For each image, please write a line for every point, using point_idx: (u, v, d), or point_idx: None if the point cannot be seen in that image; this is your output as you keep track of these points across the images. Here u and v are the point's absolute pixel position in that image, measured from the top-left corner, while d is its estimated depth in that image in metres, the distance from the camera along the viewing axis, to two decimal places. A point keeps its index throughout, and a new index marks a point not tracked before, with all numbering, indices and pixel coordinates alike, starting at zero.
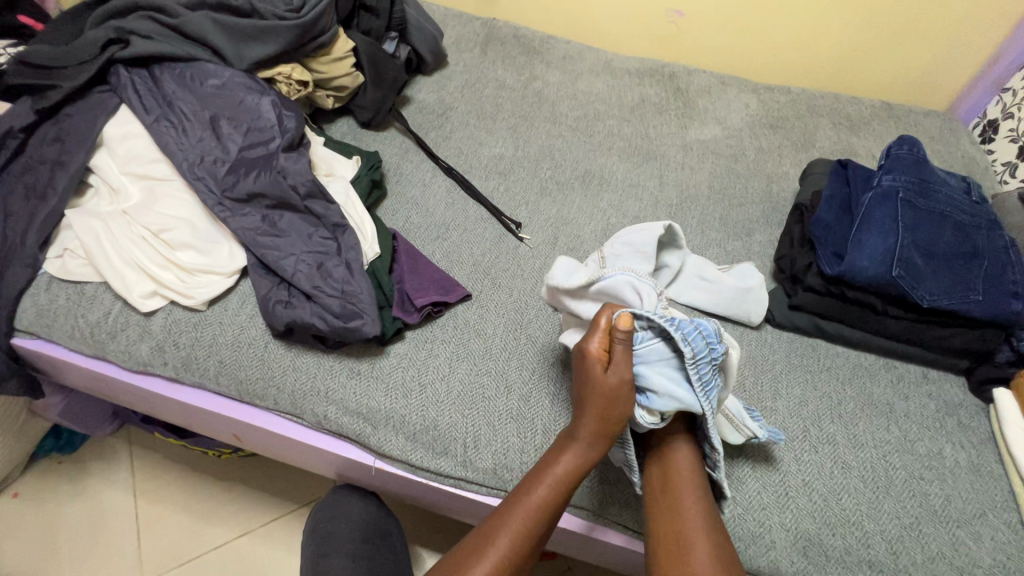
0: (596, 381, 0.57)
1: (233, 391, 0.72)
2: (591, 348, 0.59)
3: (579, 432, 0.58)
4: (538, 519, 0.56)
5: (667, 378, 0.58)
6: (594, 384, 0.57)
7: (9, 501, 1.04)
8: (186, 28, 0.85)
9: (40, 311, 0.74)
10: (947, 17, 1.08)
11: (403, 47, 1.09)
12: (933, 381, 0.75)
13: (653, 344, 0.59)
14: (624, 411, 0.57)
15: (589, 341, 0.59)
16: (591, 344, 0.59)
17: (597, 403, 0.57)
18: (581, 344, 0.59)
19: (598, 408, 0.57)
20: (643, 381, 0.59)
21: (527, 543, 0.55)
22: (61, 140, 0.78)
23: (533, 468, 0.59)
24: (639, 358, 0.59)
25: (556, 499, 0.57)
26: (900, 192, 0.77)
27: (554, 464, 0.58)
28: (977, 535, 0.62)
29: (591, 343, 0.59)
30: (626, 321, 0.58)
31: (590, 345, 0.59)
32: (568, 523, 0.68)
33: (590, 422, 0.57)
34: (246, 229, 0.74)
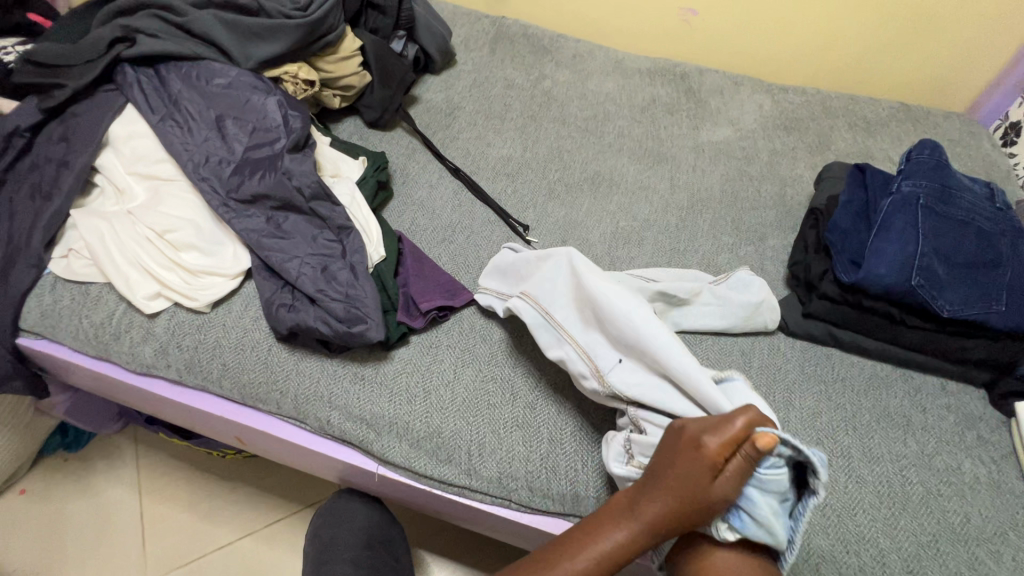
0: (693, 479, 0.50)
1: (236, 394, 0.71)
2: (710, 448, 0.49)
3: (648, 517, 0.52)
4: None
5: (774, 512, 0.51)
6: (690, 479, 0.50)
7: (16, 498, 1.04)
8: (192, 26, 0.84)
9: (44, 311, 0.74)
10: (969, 16, 1.05)
11: (411, 46, 1.08)
12: (951, 393, 0.73)
13: (781, 474, 0.50)
14: (705, 517, 0.50)
15: (708, 437, 0.50)
16: (712, 442, 0.49)
17: (683, 498, 0.50)
18: (702, 436, 0.50)
19: (680, 505, 0.50)
20: (750, 505, 0.51)
21: None
22: (66, 139, 0.78)
23: (583, 528, 0.55)
24: (758, 482, 0.51)
25: (597, 573, 0.52)
26: (920, 198, 0.74)
27: (608, 533, 0.53)
28: (998, 555, 0.60)
29: (710, 440, 0.50)
30: (768, 444, 0.47)
31: (707, 441, 0.50)
32: None
33: (663, 512, 0.51)
34: (250, 231, 0.73)
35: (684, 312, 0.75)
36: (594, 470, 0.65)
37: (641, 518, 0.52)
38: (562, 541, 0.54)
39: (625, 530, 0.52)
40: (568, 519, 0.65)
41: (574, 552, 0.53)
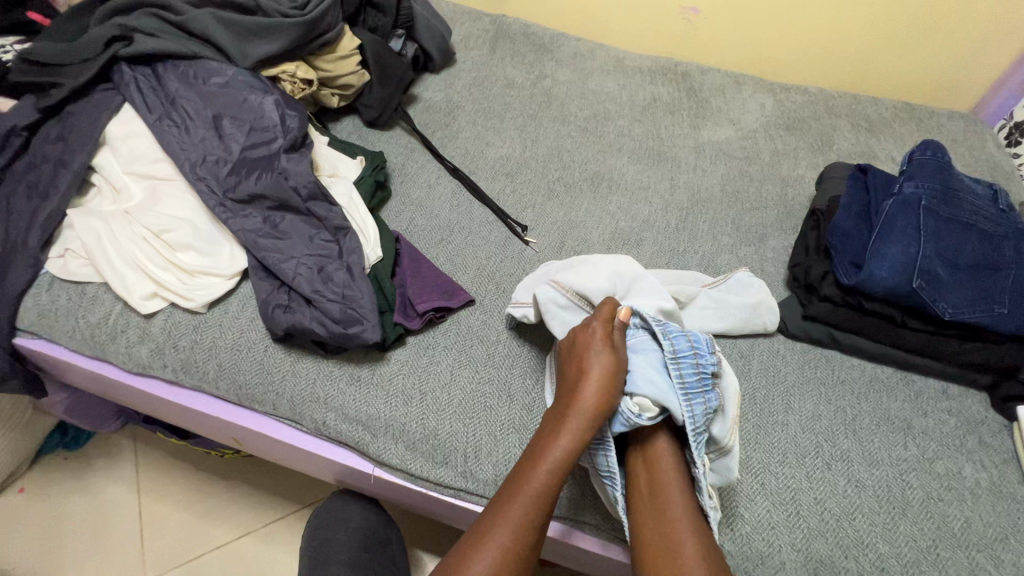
0: (596, 365, 0.61)
1: (232, 395, 0.71)
2: (596, 329, 0.63)
3: (573, 413, 0.59)
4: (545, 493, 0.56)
5: (647, 368, 0.62)
6: (593, 359, 0.61)
7: (15, 496, 1.05)
8: (190, 25, 0.84)
9: (41, 311, 0.74)
10: (975, 15, 1.03)
11: (410, 45, 1.07)
12: (953, 397, 0.73)
13: (643, 338, 0.65)
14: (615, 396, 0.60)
15: (591, 325, 0.64)
16: (593, 325, 0.64)
17: (594, 383, 0.60)
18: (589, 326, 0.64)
19: (599, 390, 0.59)
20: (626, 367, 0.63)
21: (533, 514, 0.55)
22: (63, 138, 0.77)
23: (535, 442, 0.59)
24: (631, 349, 0.65)
25: (561, 472, 0.57)
26: (923, 199, 0.73)
27: (557, 434, 0.58)
28: (999, 561, 0.59)
29: (592, 325, 0.64)
30: (626, 313, 0.66)
31: (591, 327, 0.64)
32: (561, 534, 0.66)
33: (591, 395, 0.59)
34: (247, 231, 0.73)
35: (681, 316, 0.74)
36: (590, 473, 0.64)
37: (568, 418, 0.59)
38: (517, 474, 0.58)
39: (562, 435, 0.58)
40: (562, 522, 0.65)
41: (529, 475, 0.56)
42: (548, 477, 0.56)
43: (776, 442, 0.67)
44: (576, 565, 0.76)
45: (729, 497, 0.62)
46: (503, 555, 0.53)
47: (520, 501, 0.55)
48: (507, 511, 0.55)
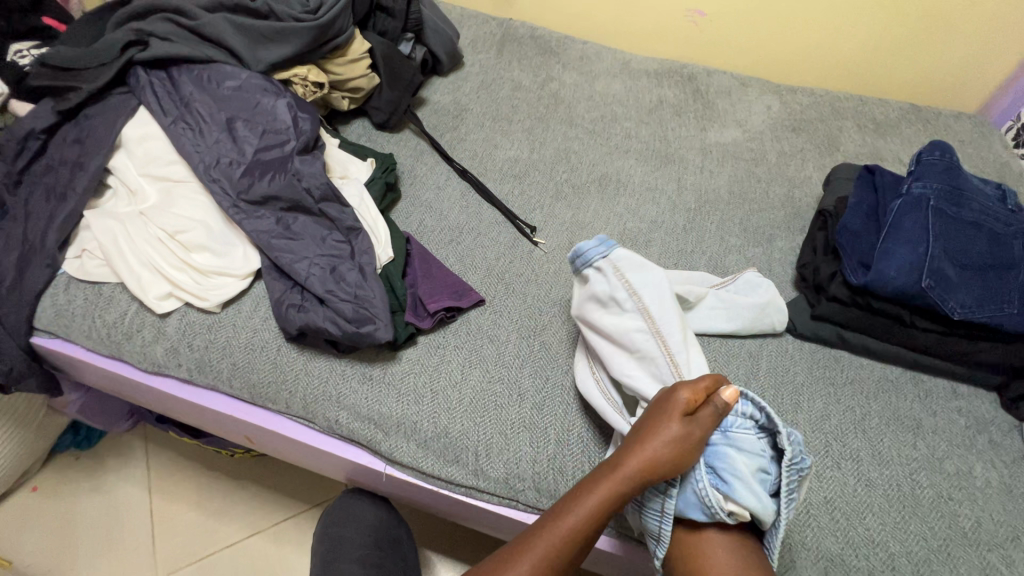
0: (664, 430, 0.55)
1: (246, 394, 0.72)
2: (680, 400, 0.56)
3: (624, 468, 0.55)
4: (568, 547, 0.54)
5: (750, 475, 0.56)
6: (663, 427, 0.55)
7: (28, 495, 1.06)
8: (204, 29, 0.85)
9: (58, 311, 0.75)
10: (981, 16, 1.04)
11: (418, 48, 1.08)
12: (962, 397, 0.73)
13: (749, 436, 0.58)
14: (678, 469, 0.55)
15: (678, 394, 0.56)
16: (680, 395, 0.56)
17: (656, 447, 0.55)
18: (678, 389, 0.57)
19: (660, 453, 0.55)
20: (728, 464, 0.57)
21: (549, 564, 0.54)
22: (80, 141, 0.79)
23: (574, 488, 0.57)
24: (731, 441, 0.58)
25: (588, 529, 0.55)
26: (931, 200, 0.74)
27: (593, 488, 0.55)
28: (1010, 560, 0.60)
29: (681, 393, 0.56)
30: (733, 397, 0.57)
31: (680, 395, 0.56)
32: None
33: (642, 463, 0.55)
34: (260, 231, 0.73)
35: (690, 314, 0.75)
36: None
37: (618, 471, 0.55)
38: (552, 510, 0.57)
39: (606, 485, 0.55)
40: None
41: (563, 516, 0.55)
42: (584, 524, 0.54)
43: None
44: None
45: None
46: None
47: (548, 540, 0.54)
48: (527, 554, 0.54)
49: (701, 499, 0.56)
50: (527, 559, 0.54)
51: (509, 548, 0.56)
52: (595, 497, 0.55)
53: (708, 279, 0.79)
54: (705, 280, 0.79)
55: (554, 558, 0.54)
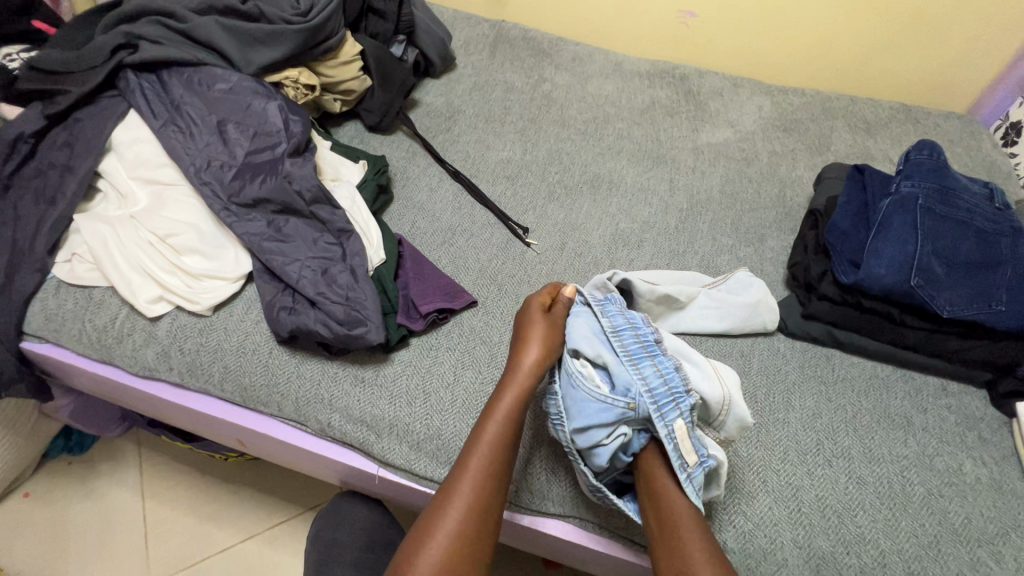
0: (534, 330, 0.66)
1: (237, 397, 0.72)
2: (535, 300, 0.70)
3: (520, 368, 0.63)
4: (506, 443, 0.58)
5: (589, 334, 0.65)
6: (534, 319, 0.67)
7: (20, 501, 1.05)
8: (194, 32, 0.85)
9: (48, 315, 0.75)
10: (970, 16, 1.04)
11: (410, 50, 1.08)
12: (952, 394, 0.73)
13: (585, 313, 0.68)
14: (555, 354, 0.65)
15: (532, 299, 0.70)
16: (533, 297, 0.70)
17: (534, 342, 0.65)
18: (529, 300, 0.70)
19: (539, 346, 0.64)
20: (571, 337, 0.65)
21: (493, 461, 0.57)
22: (70, 145, 0.79)
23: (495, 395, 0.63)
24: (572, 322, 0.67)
25: (517, 420, 0.60)
26: (919, 199, 0.74)
27: (511, 384, 0.62)
28: (1000, 556, 0.60)
29: (535, 297, 0.70)
30: (570, 292, 0.72)
31: (534, 297, 0.70)
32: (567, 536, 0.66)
33: (538, 350, 0.64)
34: (251, 234, 0.73)
35: (682, 315, 0.75)
36: None
37: (514, 375, 0.63)
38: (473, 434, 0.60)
39: (512, 389, 0.61)
40: (562, 519, 0.65)
41: (485, 431, 0.59)
42: (505, 432, 0.59)
43: (776, 441, 0.67)
44: (569, 562, 0.76)
45: (732, 495, 0.63)
46: (469, 511, 0.54)
47: (479, 457, 0.57)
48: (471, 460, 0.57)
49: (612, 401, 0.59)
50: (467, 486, 0.55)
51: (446, 485, 0.57)
52: (506, 403, 0.60)
53: (699, 278, 0.79)
54: (696, 280, 0.79)
55: (491, 473, 0.56)
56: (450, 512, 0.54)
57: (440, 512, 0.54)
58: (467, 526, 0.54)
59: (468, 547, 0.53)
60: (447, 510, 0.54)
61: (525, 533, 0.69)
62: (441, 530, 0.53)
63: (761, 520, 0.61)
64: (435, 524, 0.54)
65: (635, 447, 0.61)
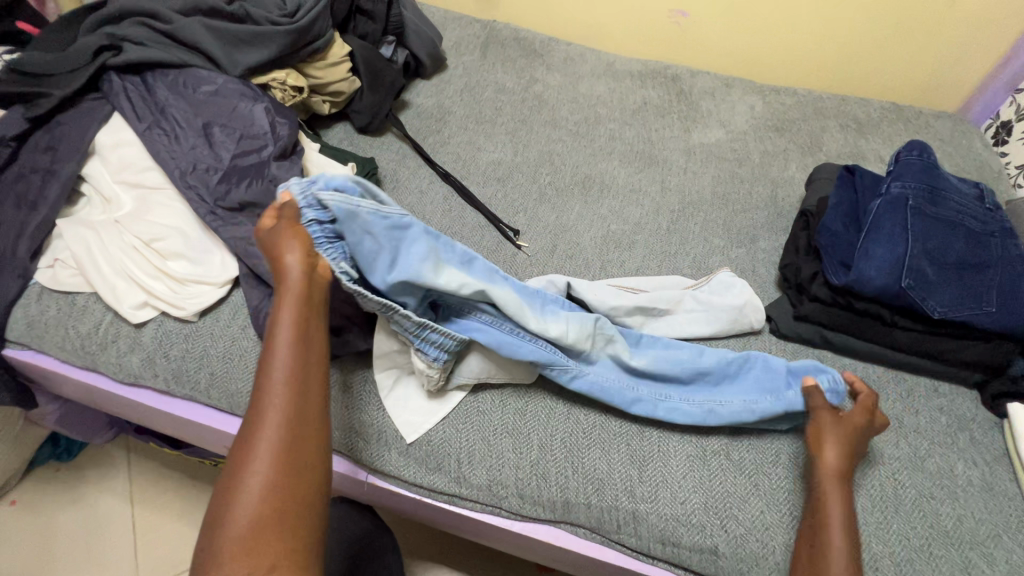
0: (292, 243, 0.57)
1: (224, 404, 0.71)
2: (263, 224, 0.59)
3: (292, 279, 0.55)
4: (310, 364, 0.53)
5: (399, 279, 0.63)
6: (281, 236, 0.57)
7: (6, 509, 1.04)
8: (179, 33, 0.84)
9: (31, 323, 0.73)
10: (960, 16, 1.05)
11: (400, 51, 1.07)
12: (944, 395, 0.73)
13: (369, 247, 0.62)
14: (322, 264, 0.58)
15: (271, 220, 0.58)
16: (267, 220, 0.59)
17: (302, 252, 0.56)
18: (262, 236, 0.58)
19: (295, 251, 0.56)
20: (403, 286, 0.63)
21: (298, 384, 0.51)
22: (53, 148, 0.77)
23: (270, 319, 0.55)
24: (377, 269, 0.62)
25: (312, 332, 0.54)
26: (909, 199, 0.74)
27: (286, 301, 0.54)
28: (991, 558, 0.60)
29: (266, 221, 0.59)
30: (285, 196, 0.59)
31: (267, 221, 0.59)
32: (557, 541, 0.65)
33: (297, 258, 0.56)
34: (237, 238, 0.72)
35: (671, 320, 0.75)
36: (584, 477, 0.64)
37: (286, 286, 0.55)
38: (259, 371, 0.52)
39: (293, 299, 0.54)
40: (553, 524, 0.65)
41: (271, 365, 0.51)
42: (295, 345, 0.52)
43: (768, 444, 0.67)
44: (562, 567, 0.75)
45: (722, 499, 0.62)
46: (280, 453, 0.48)
47: (274, 392, 0.50)
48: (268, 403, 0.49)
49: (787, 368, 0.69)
50: (268, 428, 0.48)
51: (241, 451, 0.48)
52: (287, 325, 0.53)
53: (683, 280, 0.79)
54: (680, 282, 0.79)
55: (292, 387, 0.50)
56: (256, 466, 0.47)
57: (240, 473, 0.47)
58: (273, 477, 0.47)
59: (285, 497, 0.46)
60: (248, 472, 0.47)
61: (516, 538, 0.69)
62: (246, 495, 0.46)
63: (752, 525, 0.61)
64: (236, 495, 0.46)
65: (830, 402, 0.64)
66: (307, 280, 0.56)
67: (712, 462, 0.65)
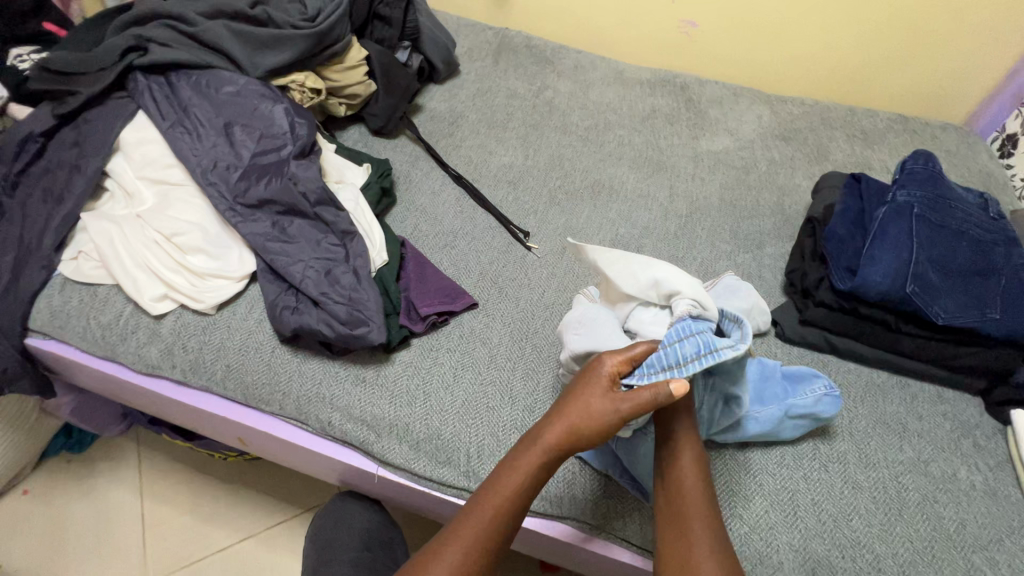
0: (596, 393, 0.56)
1: (239, 395, 0.73)
2: (608, 365, 0.56)
3: (547, 443, 0.56)
4: (514, 498, 0.55)
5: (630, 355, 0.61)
6: (591, 382, 0.56)
7: (18, 498, 1.05)
8: (203, 36, 0.86)
9: (53, 312, 0.75)
10: (967, 30, 1.06)
11: (415, 56, 1.10)
12: (948, 401, 0.74)
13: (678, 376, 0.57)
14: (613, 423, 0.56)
15: (603, 363, 0.56)
16: (609, 362, 0.56)
17: (569, 421, 0.56)
18: (604, 366, 0.56)
19: (593, 401, 0.55)
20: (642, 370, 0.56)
21: (503, 515, 0.55)
22: (78, 144, 0.80)
23: (525, 435, 0.58)
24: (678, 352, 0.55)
25: (538, 477, 0.56)
26: (915, 207, 0.75)
27: (545, 437, 0.56)
28: (993, 562, 0.60)
29: (608, 360, 0.56)
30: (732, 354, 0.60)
31: (610, 369, 0.56)
32: (563, 536, 0.66)
33: (588, 410, 0.55)
34: (256, 235, 0.74)
35: None
36: (592, 473, 0.65)
37: (557, 421, 0.56)
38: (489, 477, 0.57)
39: (534, 458, 0.56)
40: (560, 521, 0.66)
41: (499, 483, 0.56)
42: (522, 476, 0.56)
43: (772, 446, 0.68)
44: (564, 563, 0.76)
45: (726, 497, 0.63)
46: (464, 556, 0.53)
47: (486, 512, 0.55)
48: (475, 511, 0.55)
49: (782, 371, 0.69)
50: (465, 534, 0.54)
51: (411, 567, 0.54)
52: (534, 455, 0.56)
53: (692, 286, 0.79)
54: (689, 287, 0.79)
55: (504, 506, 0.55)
56: (448, 555, 0.53)
57: (438, 553, 0.53)
58: None
59: None
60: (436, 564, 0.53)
61: (522, 533, 0.70)
62: None
63: (759, 524, 0.62)
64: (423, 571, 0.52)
65: (825, 411, 0.66)
66: (571, 420, 0.56)
67: (718, 462, 0.66)
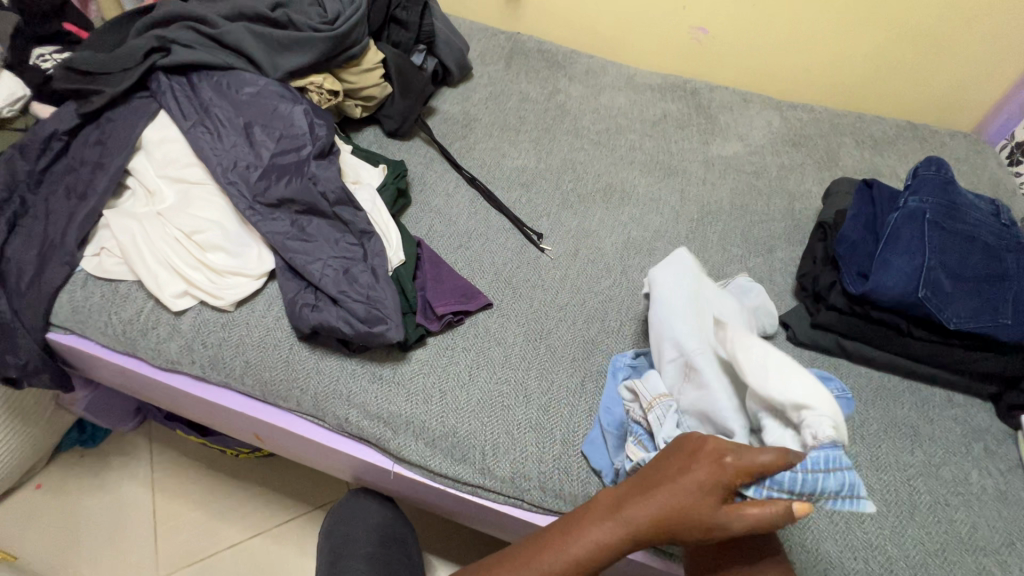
0: (704, 483, 0.48)
1: (257, 391, 0.74)
2: (731, 464, 0.48)
3: (641, 524, 0.50)
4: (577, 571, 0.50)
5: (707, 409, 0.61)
6: (704, 469, 0.49)
7: (32, 492, 1.06)
8: (224, 37, 0.88)
9: (74, 307, 0.76)
10: (976, 38, 1.07)
11: (430, 60, 1.11)
12: (959, 406, 0.74)
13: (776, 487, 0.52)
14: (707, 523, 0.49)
15: (725, 460, 0.48)
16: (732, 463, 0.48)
17: (667, 507, 0.49)
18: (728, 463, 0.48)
19: (701, 498, 0.48)
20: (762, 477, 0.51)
21: None
22: (101, 143, 0.81)
23: (611, 500, 0.52)
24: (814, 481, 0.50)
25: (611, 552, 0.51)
26: (927, 213, 0.76)
27: (639, 514, 0.50)
28: (1005, 565, 0.61)
29: (732, 456, 0.48)
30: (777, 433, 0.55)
31: (730, 466, 0.48)
32: None
33: (691, 504, 0.48)
34: (276, 233, 0.75)
35: None
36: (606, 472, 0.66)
37: (655, 500, 0.50)
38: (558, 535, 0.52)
39: (619, 534, 0.50)
40: None
41: (567, 547, 0.51)
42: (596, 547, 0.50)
43: None
44: None
45: None
46: None
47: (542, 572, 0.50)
48: (528, 568, 0.51)
49: None
50: None
51: None
52: (615, 530, 0.50)
53: None
54: None
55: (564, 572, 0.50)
56: None
57: None
58: None
59: None
60: None
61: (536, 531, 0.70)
62: None
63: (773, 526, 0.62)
64: None
65: (837, 413, 0.66)
66: (671, 508, 0.49)
67: None
